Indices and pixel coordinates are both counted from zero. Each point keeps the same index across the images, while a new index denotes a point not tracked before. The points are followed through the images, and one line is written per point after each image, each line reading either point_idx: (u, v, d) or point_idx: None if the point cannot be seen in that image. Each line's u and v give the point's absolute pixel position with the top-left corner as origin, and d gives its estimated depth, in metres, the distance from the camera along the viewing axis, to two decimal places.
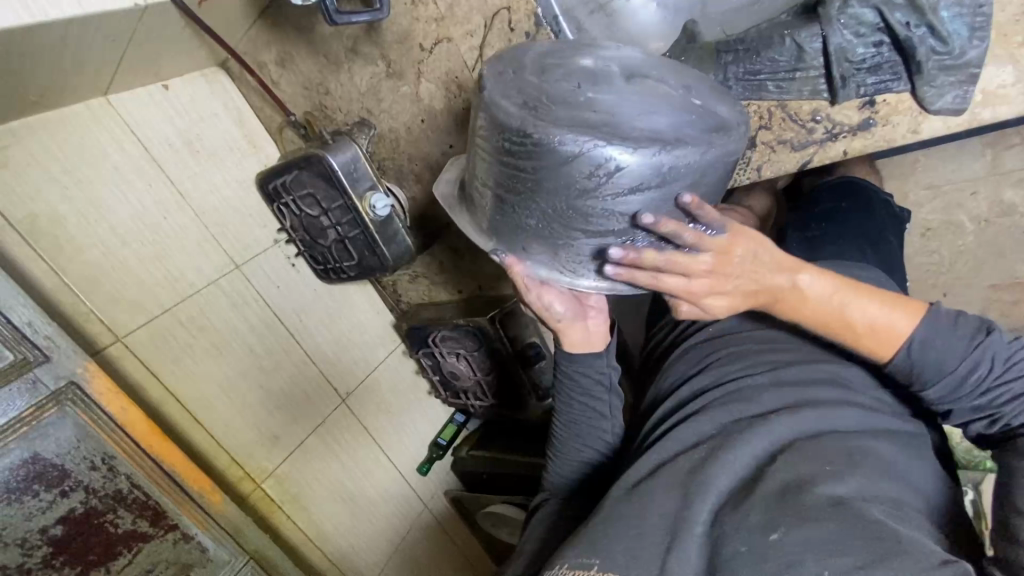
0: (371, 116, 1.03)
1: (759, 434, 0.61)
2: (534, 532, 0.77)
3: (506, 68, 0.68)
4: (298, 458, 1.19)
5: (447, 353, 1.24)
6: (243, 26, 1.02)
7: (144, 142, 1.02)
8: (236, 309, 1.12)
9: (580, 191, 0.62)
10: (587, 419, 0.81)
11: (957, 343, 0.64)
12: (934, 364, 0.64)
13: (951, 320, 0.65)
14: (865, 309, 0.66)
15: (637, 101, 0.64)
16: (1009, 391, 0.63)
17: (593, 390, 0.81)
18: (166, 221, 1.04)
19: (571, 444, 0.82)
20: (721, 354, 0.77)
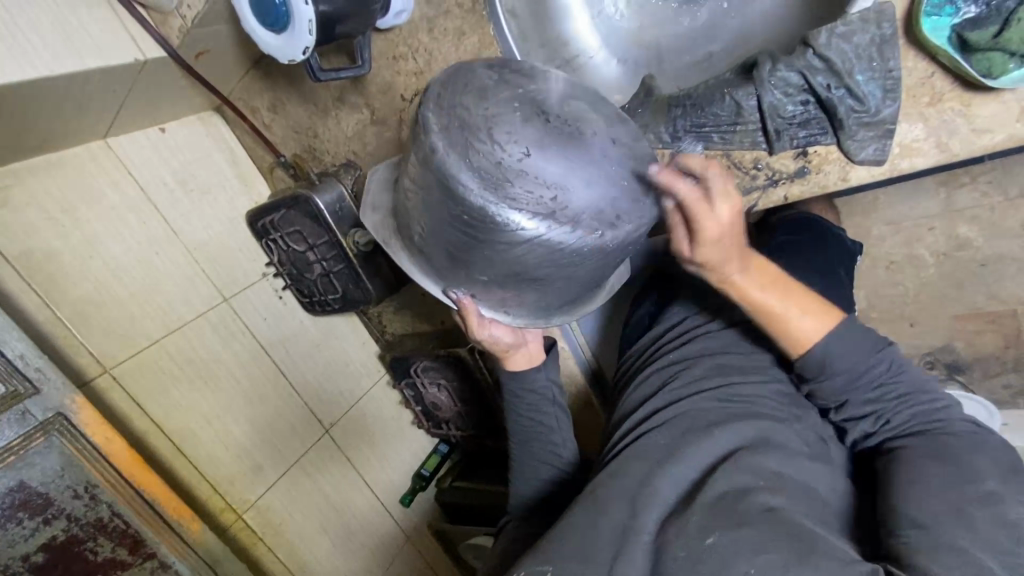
0: (356, 159, 1.09)
1: (699, 445, 0.67)
2: (498, 549, 0.85)
3: (443, 116, 0.66)
4: (282, 489, 1.20)
5: (428, 383, 1.28)
6: (237, 75, 1.10)
7: (140, 182, 1.08)
8: (224, 341, 1.16)
9: (515, 256, 0.66)
10: (535, 440, 0.89)
11: (866, 345, 0.69)
12: (848, 357, 0.68)
13: (863, 331, 0.69)
14: (792, 299, 0.69)
15: (567, 150, 0.64)
16: (892, 394, 0.69)
17: (540, 412, 0.88)
18: (158, 256, 1.09)
19: (530, 463, 0.89)
20: (679, 371, 0.81)
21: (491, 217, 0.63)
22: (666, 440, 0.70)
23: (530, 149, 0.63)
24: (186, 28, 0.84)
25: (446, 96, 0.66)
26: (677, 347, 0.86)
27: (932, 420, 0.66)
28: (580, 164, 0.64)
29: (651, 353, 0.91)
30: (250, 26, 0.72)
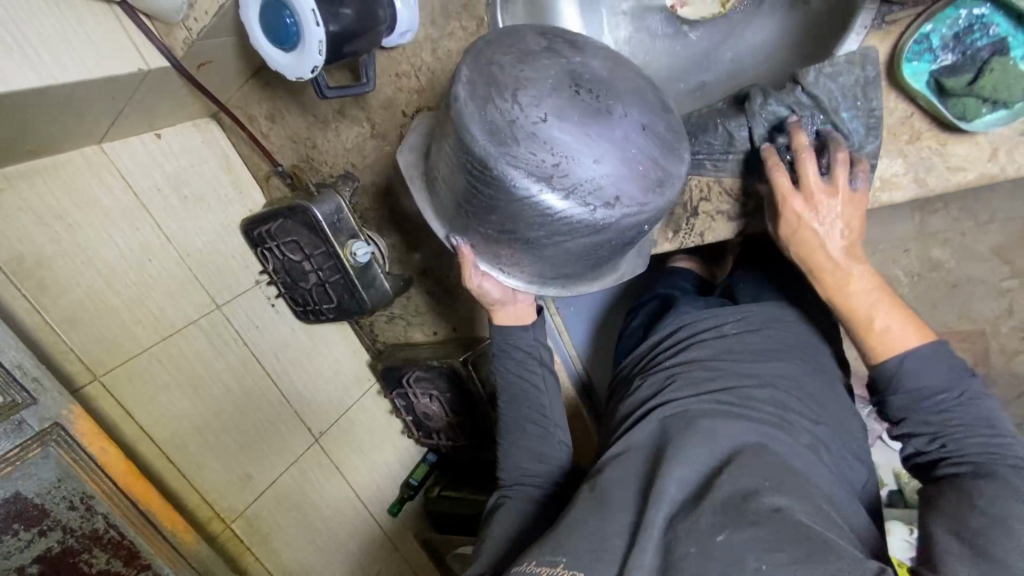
0: (355, 169, 1.11)
1: (695, 442, 0.69)
2: (494, 527, 0.86)
3: (476, 71, 0.71)
4: (270, 498, 1.20)
5: (420, 394, 1.28)
6: (236, 84, 1.10)
7: (135, 188, 1.08)
8: (215, 348, 1.16)
9: (512, 214, 0.70)
10: (522, 414, 0.92)
11: (940, 367, 0.69)
12: (917, 371, 0.69)
13: (946, 353, 0.69)
14: (870, 293, 0.73)
15: (584, 122, 0.67)
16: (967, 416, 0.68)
17: (524, 384, 0.93)
18: (150, 263, 1.08)
19: (524, 428, 0.93)
20: (675, 374, 0.83)
21: (493, 168, 0.67)
22: (664, 442, 0.72)
23: (551, 117, 0.67)
24: (191, 39, 0.84)
25: (485, 52, 0.72)
26: (670, 355, 0.89)
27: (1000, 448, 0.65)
28: (588, 136, 0.67)
29: (645, 360, 0.93)
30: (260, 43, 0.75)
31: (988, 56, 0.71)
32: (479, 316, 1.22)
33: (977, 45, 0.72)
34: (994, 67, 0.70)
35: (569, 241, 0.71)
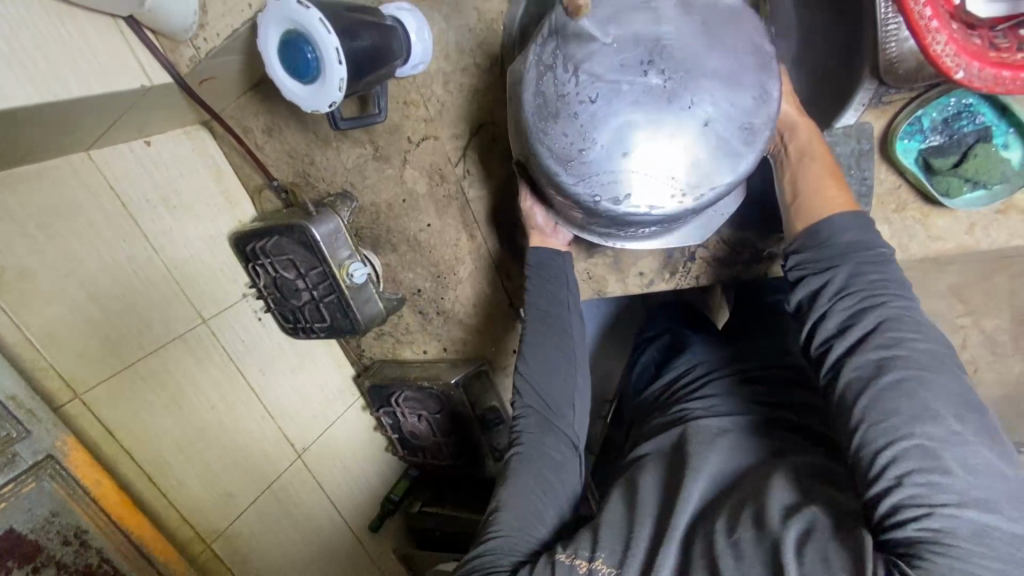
0: (353, 189, 1.11)
1: (715, 454, 0.78)
2: (513, 488, 0.84)
3: (557, 33, 0.74)
4: (251, 515, 1.18)
5: (408, 412, 1.29)
6: (233, 95, 1.08)
7: (123, 198, 1.04)
8: (200, 364, 1.13)
9: (545, 180, 0.78)
10: (552, 369, 0.89)
11: (929, 394, 0.59)
12: (896, 394, 0.60)
13: (948, 390, 0.59)
14: (808, 175, 0.74)
15: (637, 104, 0.70)
16: (888, 303, 0.64)
17: (557, 342, 0.90)
18: (137, 276, 1.05)
19: (542, 359, 0.89)
20: (702, 401, 0.89)
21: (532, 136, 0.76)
22: (684, 455, 0.80)
23: (596, 103, 0.71)
24: (199, 59, 0.84)
25: None
26: (687, 383, 0.95)
27: (922, 349, 0.61)
28: (633, 116, 0.70)
29: (666, 386, 0.99)
30: (275, 73, 0.72)
31: (972, 141, 0.76)
32: (471, 339, 1.21)
33: (963, 131, 0.77)
34: (976, 155, 0.76)
35: (593, 218, 0.78)
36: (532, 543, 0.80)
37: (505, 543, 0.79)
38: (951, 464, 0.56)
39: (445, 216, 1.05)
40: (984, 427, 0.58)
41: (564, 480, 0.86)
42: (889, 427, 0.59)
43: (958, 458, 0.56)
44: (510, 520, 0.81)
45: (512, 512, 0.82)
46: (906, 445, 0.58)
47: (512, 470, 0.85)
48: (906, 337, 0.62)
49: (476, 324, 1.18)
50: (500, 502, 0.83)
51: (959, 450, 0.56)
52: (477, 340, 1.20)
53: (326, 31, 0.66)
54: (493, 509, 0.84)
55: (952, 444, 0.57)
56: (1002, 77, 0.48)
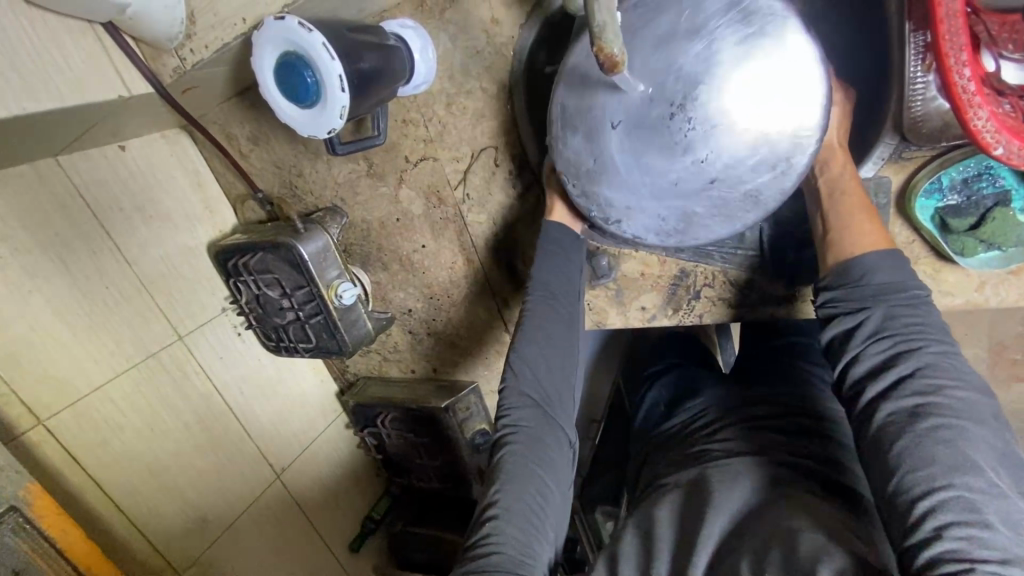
0: (344, 204, 1.06)
1: (741, 493, 0.70)
2: (513, 493, 0.69)
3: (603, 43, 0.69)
4: (227, 540, 1.13)
5: (393, 433, 1.24)
6: (217, 101, 1.01)
7: (94, 207, 0.97)
8: (175, 383, 1.07)
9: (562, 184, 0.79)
10: (557, 354, 0.76)
11: (971, 446, 0.55)
12: (940, 443, 0.55)
13: (993, 444, 0.55)
14: (840, 208, 0.70)
15: (648, 143, 0.68)
16: (925, 347, 0.60)
17: (561, 324, 0.77)
18: (108, 290, 0.98)
19: (547, 343, 0.76)
20: (715, 445, 0.81)
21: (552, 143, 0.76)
22: (704, 488, 0.73)
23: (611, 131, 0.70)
24: (184, 70, 0.79)
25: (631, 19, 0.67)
26: (703, 426, 0.88)
27: (961, 399, 0.57)
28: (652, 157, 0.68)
29: (680, 428, 0.92)
30: (276, 99, 0.70)
31: (991, 204, 0.70)
32: (462, 360, 1.17)
33: (983, 192, 0.70)
34: (996, 218, 0.69)
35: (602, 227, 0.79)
36: (535, 559, 0.67)
37: (507, 562, 0.64)
38: (991, 517, 0.52)
39: (441, 238, 1.01)
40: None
41: (564, 483, 0.73)
42: (927, 476, 0.55)
43: (1000, 512, 0.52)
44: (511, 533, 0.67)
45: (512, 522, 0.67)
46: (946, 496, 0.53)
47: (508, 472, 0.71)
48: (942, 383, 0.58)
49: (468, 346, 1.14)
50: (499, 510, 0.68)
51: (1001, 503, 0.53)
52: (468, 362, 1.17)
53: (331, 57, 0.64)
54: (486, 517, 0.69)
55: (992, 497, 0.53)
56: None
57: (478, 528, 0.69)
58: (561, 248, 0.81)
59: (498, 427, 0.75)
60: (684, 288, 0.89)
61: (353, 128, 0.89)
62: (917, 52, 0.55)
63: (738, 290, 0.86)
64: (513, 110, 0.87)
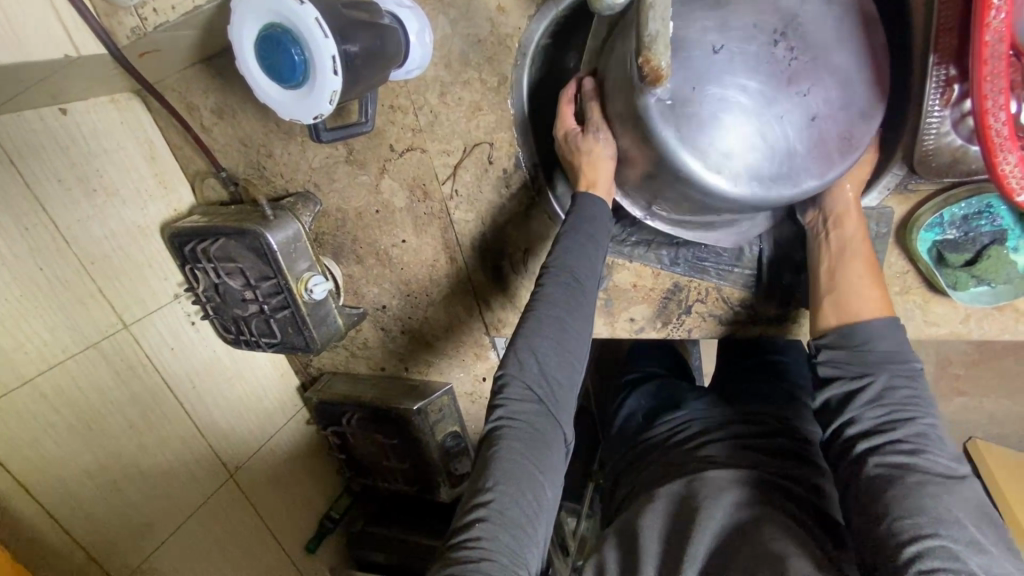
0: (317, 190, 0.98)
1: (726, 505, 0.69)
2: (507, 495, 0.66)
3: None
4: (172, 546, 1.04)
5: (359, 433, 1.19)
6: (178, 66, 0.91)
7: (27, 176, 0.85)
8: (118, 376, 0.97)
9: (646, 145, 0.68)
10: (567, 351, 0.71)
11: (954, 503, 0.56)
12: (928, 502, 0.56)
13: (973, 505, 0.56)
14: (849, 270, 0.69)
15: (756, 74, 0.63)
16: (918, 418, 0.61)
17: (577, 319, 0.71)
18: (42, 271, 0.87)
19: (560, 338, 0.70)
20: (699, 453, 0.81)
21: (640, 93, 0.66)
22: (690, 499, 0.72)
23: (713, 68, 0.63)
24: (144, 31, 0.70)
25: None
26: (685, 438, 0.87)
27: (946, 467, 0.59)
28: (748, 84, 0.63)
29: (663, 439, 0.90)
30: (256, 78, 0.63)
31: (988, 242, 0.65)
32: (437, 361, 1.12)
33: (981, 230, 0.66)
34: (991, 256, 0.65)
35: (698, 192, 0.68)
36: (524, 563, 0.64)
37: (497, 567, 0.61)
38: (975, 567, 0.53)
39: (423, 235, 0.96)
40: (1005, 541, 0.56)
41: (558, 483, 0.70)
42: (916, 522, 0.55)
43: (982, 565, 0.53)
44: (503, 536, 0.63)
45: (503, 525, 0.64)
46: (932, 543, 0.54)
47: (503, 471, 0.67)
48: (928, 450, 0.60)
49: (444, 347, 1.09)
50: (490, 512, 0.65)
51: (983, 557, 0.54)
52: (442, 363, 1.12)
53: (324, 36, 0.58)
54: (475, 516, 0.65)
55: (975, 551, 0.54)
56: None
57: (466, 527, 0.65)
58: (586, 233, 0.74)
59: (494, 420, 0.71)
60: (673, 302, 0.88)
61: (337, 114, 0.82)
62: (939, 86, 0.58)
63: (729, 307, 0.86)
64: (512, 107, 0.82)
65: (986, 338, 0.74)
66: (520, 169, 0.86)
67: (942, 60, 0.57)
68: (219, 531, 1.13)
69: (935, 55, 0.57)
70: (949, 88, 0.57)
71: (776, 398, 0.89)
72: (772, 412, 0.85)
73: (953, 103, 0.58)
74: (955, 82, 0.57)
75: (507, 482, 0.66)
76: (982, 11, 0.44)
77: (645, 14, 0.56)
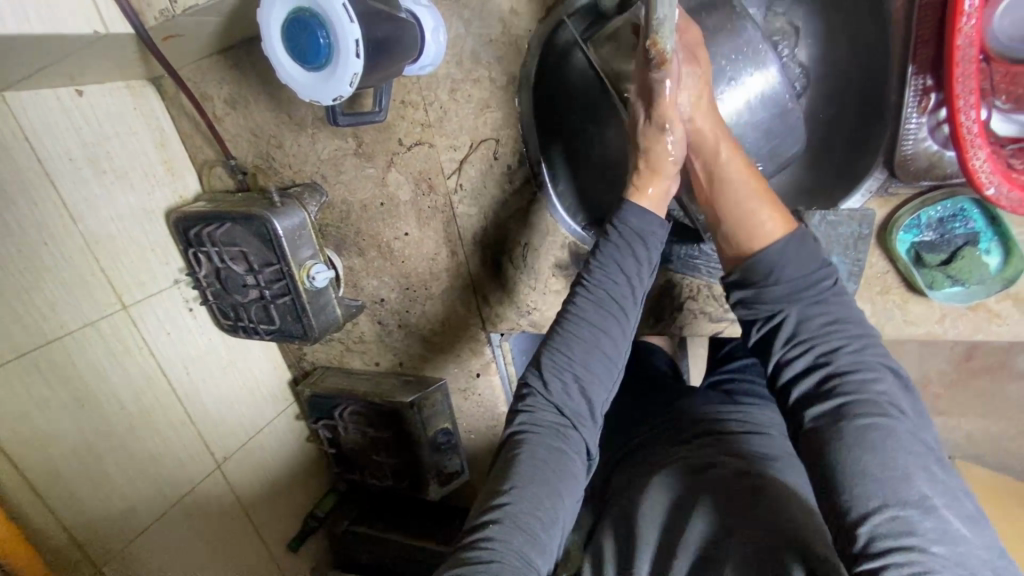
0: (324, 182, 1.01)
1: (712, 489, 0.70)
2: (524, 500, 0.67)
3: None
4: (155, 533, 1.03)
5: (350, 427, 1.19)
6: (196, 56, 0.95)
7: (40, 153, 0.87)
8: (113, 357, 0.97)
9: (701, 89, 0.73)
10: (598, 371, 0.72)
11: (901, 432, 0.59)
12: (868, 424, 0.60)
13: (913, 435, 0.60)
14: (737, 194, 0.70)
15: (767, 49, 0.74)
16: (838, 353, 0.66)
17: (611, 340, 0.73)
18: (47, 247, 0.88)
19: (590, 359, 0.72)
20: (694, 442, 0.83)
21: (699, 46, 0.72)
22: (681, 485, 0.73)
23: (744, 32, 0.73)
24: (172, 13, 0.77)
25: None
26: (678, 430, 0.89)
27: (884, 396, 0.62)
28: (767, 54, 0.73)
29: (648, 437, 0.92)
30: (281, 61, 0.67)
31: (961, 244, 0.70)
32: (433, 357, 1.13)
33: (955, 232, 0.70)
34: (965, 257, 0.69)
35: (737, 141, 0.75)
36: (535, 568, 0.64)
37: (507, 569, 0.61)
38: (928, 534, 0.54)
39: (426, 228, 0.99)
40: (947, 488, 0.57)
41: (576, 496, 0.71)
42: (866, 495, 0.57)
43: (935, 529, 0.54)
44: (515, 539, 0.64)
45: (517, 530, 0.65)
46: (880, 518, 0.55)
47: (521, 476, 0.68)
48: (876, 377, 0.64)
49: (440, 342, 1.11)
50: (505, 514, 0.66)
51: (934, 521, 0.55)
52: (438, 358, 1.13)
53: (349, 20, 0.62)
54: (490, 516, 0.67)
55: (925, 513, 0.55)
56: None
57: (480, 526, 0.66)
58: (632, 246, 0.72)
59: (516, 426, 0.74)
60: (665, 300, 0.92)
61: (351, 103, 0.87)
62: (916, 94, 0.63)
63: (721, 304, 0.89)
64: (518, 110, 0.86)
65: (961, 338, 0.78)
66: (525, 169, 0.90)
67: (919, 70, 0.62)
68: (202, 522, 1.11)
69: (913, 65, 0.62)
70: (926, 96, 0.63)
71: (764, 395, 0.91)
72: (764, 411, 0.87)
73: (929, 111, 0.63)
74: (932, 91, 0.62)
75: (527, 488, 0.68)
76: (954, 18, 0.51)
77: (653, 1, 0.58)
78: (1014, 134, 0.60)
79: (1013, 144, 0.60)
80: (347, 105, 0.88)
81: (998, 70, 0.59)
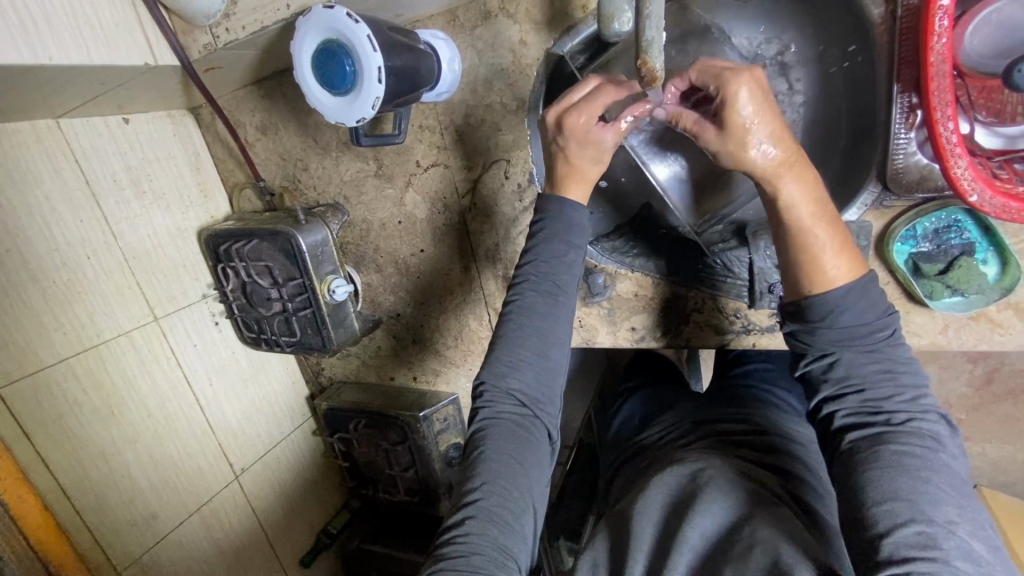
0: (347, 202, 1.07)
1: (727, 498, 0.69)
2: (493, 493, 0.69)
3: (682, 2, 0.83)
4: (174, 541, 1.05)
5: (363, 440, 1.22)
6: (232, 87, 1.03)
7: (87, 175, 0.94)
8: (143, 365, 1.01)
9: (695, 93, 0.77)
10: (546, 354, 0.75)
11: (946, 475, 0.59)
12: (916, 470, 0.59)
13: (955, 476, 0.60)
14: (799, 238, 0.66)
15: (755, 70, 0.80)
16: (889, 399, 0.65)
17: (555, 327, 0.75)
18: (88, 262, 0.94)
19: (540, 348, 0.75)
20: (688, 449, 0.83)
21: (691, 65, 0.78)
22: (684, 492, 0.72)
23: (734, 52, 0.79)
24: (215, 46, 0.85)
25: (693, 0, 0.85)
26: (675, 439, 0.90)
27: (929, 432, 0.62)
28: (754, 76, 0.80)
29: (656, 439, 0.94)
30: (308, 86, 0.75)
31: (958, 254, 0.72)
32: (444, 370, 1.16)
33: (951, 243, 0.73)
34: (962, 266, 0.71)
35: None
36: (513, 556, 0.68)
37: (486, 562, 0.65)
38: (951, 552, 0.54)
39: (440, 245, 1.04)
40: (975, 519, 0.57)
41: (543, 481, 0.74)
42: (893, 511, 0.57)
43: (959, 548, 0.55)
44: (490, 531, 0.67)
45: (491, 523, 0.68)
46: (906, 532, 0.56)
47: (487, 472, 0.71)
48: (921, 419, 0.63)
49: (451, 355, 1.14)
50: (479, 510, 0.68)
51: (961, 541, 0.55)
52: (450, 371, 1.16)
53: (372, 50, 0.69)
54: (463, 514, 0.69)
55: (951, 532, 0.55)
56: (1008, 208, 0.59)
57: (453, 525, 0.69)
58: (563, 239, 0.76)
59: (478, 423, 0.75)
60: (672, 312, 0.95)
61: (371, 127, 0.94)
62: (903, 111, 0.68)
63: (727, 315, 0.92)
64: (529, 133, 0.91)
65: (966, 349, 0.79)
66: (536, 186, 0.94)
67: (904, 90, 0.67)
68: (218, 532, 1.13)
69: (898, 84, 0.68)
70: (912, 113, 0.67)
71: (772, 408, 0.92)
72: (767, 417, 0.88)
73: (916, 126, 0.68)
74: (917, 108, 0.67)
75: (493, 481, 0.70)
76: (926, 38, 0.58)
77: (644, 22, 0.62)
78: (1001, 146, 0.66)
79: (1000, 155, 0.66)
80: (370, 129, 0.95)
81: (974, 86, 0.67)
